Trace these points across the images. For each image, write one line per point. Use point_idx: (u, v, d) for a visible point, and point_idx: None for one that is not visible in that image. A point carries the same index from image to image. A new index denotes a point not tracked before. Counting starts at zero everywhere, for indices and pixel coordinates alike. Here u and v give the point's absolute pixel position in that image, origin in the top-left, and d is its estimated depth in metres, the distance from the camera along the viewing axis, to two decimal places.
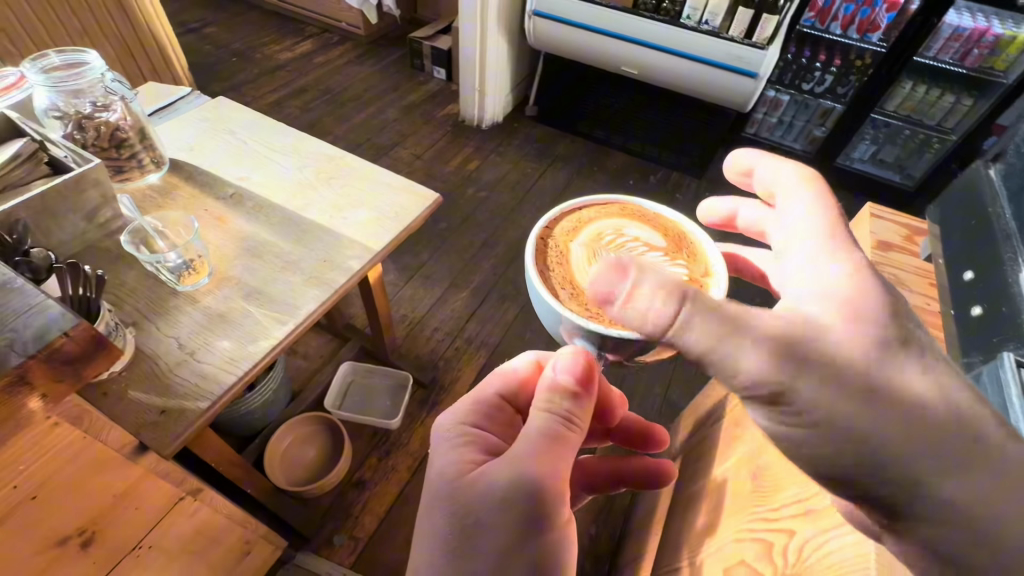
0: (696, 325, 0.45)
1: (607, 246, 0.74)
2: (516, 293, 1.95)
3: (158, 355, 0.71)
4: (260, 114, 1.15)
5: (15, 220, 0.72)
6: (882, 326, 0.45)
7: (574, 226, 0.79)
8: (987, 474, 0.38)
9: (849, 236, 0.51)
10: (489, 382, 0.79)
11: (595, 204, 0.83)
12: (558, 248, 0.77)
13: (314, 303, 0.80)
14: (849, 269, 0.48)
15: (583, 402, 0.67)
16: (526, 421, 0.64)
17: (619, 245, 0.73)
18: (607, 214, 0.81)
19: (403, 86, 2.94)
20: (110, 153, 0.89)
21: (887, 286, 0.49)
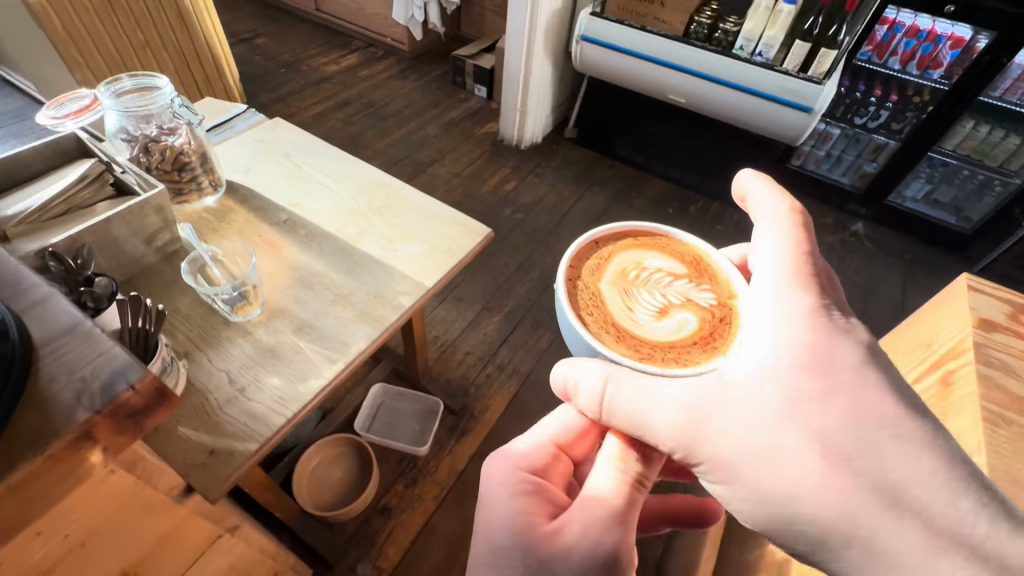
0: (619, 412, 0.62)
1: (632, 284, 0.90)
2: (550, 320, 1.92)
3: (209, 390, 0.70)
4: (313, 137, 1.15)
5: (80, 245, 0.71)
6: (804, 382, 0.54)
7: (598, 265, 0.94)
8: (887, 514, 0.46)
9: (810, 284, 0.60)
10: (546, 428, 0.78)
11: (612, 241, 0.98)
12: (587, 288, 0.90)
13: (364, 342, 0.78)
14: (788, 326, 0.57)
15: (654, 462, 0.66)
16: (598, 481, 0.63)
17: (642, 283, 0.90)
18: (626, 252, 0.95)
19: (444, 103, 2.96)
20: (172, 176, 0.89)
21: (830, 342, 0.55)
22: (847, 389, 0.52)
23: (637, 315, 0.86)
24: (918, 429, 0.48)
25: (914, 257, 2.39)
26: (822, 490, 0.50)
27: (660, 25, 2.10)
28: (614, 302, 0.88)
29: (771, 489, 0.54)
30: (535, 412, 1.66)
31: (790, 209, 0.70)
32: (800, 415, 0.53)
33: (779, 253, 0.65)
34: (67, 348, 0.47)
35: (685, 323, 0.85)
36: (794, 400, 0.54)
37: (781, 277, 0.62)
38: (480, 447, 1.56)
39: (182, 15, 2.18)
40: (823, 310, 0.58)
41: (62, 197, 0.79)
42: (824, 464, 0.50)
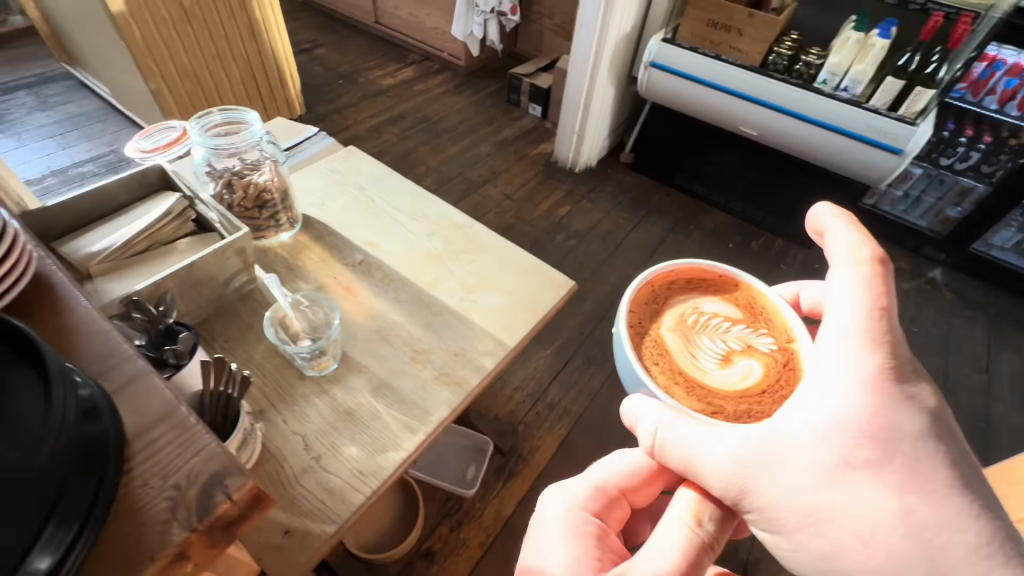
0: (669, 450, 0.57)
1: (693, 331, 0.80)
2: (603, 357, 1.83)
3: (285, 458, 0.65)
4: (385, 168, 1.11)
5: (163, 291, 0.69)
6: (861, 448, 0.47)
7: (654, 310, 0.83)
8: None
9: (879, 334, 0.51)
10: (613, 460, 0.67)
11: (665, 279, 0.86)
12: (648, 336, 0.79)
13: (445, 409, 0.72)
14: (851, 383, 0.49)
15: (727, 525, 0.54)
16: (664, 534, 0.53)
17: (704, 329, 0.80)
18: (681, 293, 0.85)
19: (499, 120, 2.91)
20: (251, 213, 0.85)
21: (895, 411, 0.48)
22: (902, 462, 0.46)
23: (700, 361, 0.76)
24: (964, 503, 0.45)
25: (998, 311, 2.20)
26: (870, 565, 0.45)
27: (735, 55, 2.01)
28: (677, 348, 0.77)
29: (813, 550, 0.48)
30: (586, 457, 1.57)
31: (869, 250, 0.59)
32: (856, 483, 0.47)
33: (854, 295, 0.54)
34: (163, 441, 0.42)
35: (749, 370, 0.76)
36: (845, 468, 0.47)
37: (842, 330, 0.52)
38: (527, 492, 1.48)
39: (254, 30, 2.22)
40: (892, 373, 0.50)
41: (145, 234, 0.76)
42: (876, 539, 0.45)
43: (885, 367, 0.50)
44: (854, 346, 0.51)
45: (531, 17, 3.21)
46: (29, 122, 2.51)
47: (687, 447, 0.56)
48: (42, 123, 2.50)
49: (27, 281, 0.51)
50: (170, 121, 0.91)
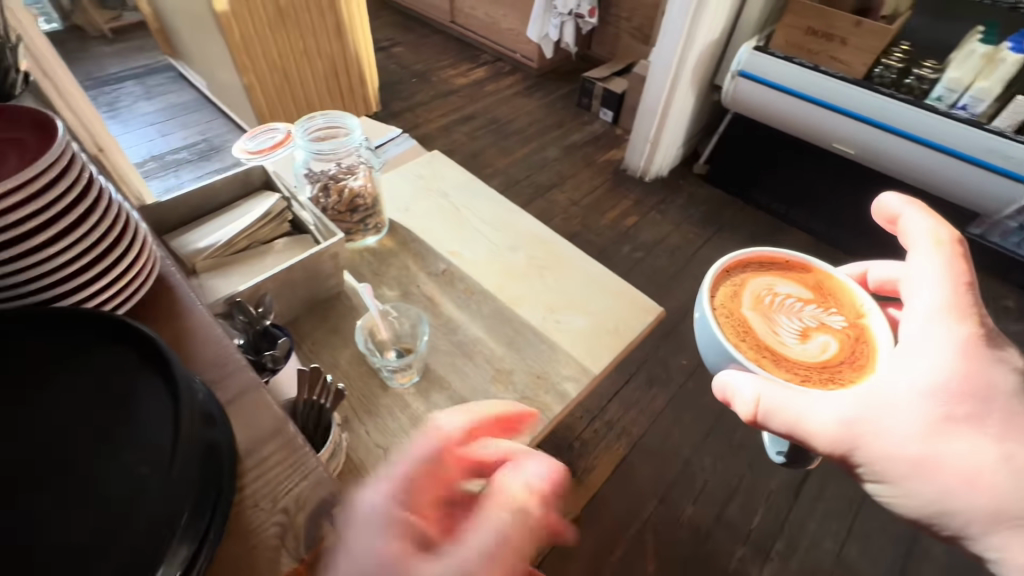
0: (771, 416, 0.52)
1: (772, 311, 0.70)
2: (666, 378, 1.75)
3: (368, 472, 0.64)
4: (468, 174, 1.10)
5: (262, 293, 0.70)
6: (964, 404, 0.46)
7: (731, 291, 0.72)
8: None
9: (969, 301, 0.50)
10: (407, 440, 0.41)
11: (736, 260, 0.76)
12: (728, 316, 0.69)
13: (528, 435, 0.69)
14: (949, 344, 0.47)
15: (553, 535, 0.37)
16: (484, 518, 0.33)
17: (781, 309, 0.70)
18: (751, 273, 0.75)
19: (568, 124, 2.86)
20: (344, 217, 0.86)
21: (990, 369, 0.46)
22: (1004, 417, 0.45)
23: (779, 337, 0.68)
24: None
25: None
26: (983, 504, 0.45)
27: (836, 65, 1.86)
28: (759, 325, 0.68)
29: (924, 496, 0.47)
30: (643, 482, 1.50)
31: (940, 230, 0.55)
32: (964, 433, 0.45)
33: (938, 271, 0.52)
34: (274, 460, 0.41)
35: (824, 343, 0.67)
36: (948, 423, 0.46)
37: (930, 301, 0.51)
38: (580, 512, 1.44)
39: (339, 29, 2.30)
40: (985, 337, 0.48)
41: (246, 233, 0.79)
42: (985, 485, 0.44)
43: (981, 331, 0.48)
44: (948, 309, 0.49)
45: (608, 20, 3.13)
46: (135, 110, 2.72)
47: (789, 408, 0.52)
48: (146, 111, 2.70)
49: (149, 286, 0.53)
50: (276, 124, 0.95)
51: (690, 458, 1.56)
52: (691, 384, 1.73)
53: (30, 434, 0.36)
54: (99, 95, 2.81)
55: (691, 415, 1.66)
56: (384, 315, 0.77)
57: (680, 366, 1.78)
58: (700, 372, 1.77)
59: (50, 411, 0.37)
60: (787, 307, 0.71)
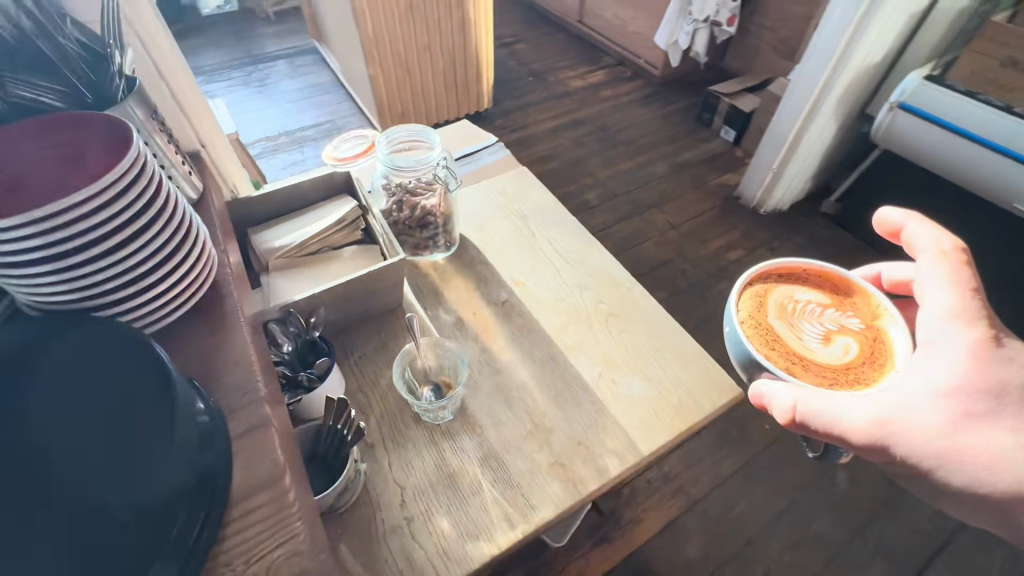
0: (812, 422, 0.54)
1: (795, 318, 0.68)
2: (742, 441, 1.54)
3: (380, 509, 0.62)
4: (551, 197, 1.04)
5: (317, 303, 0.71)
6: (979, 401, 0.50)
7: (754, 302, 0.70)
8: None
9: (979, 309, 0.53)
10: None
11: (756, 272, 0.73)
12: (754, 327, 0.67)
13: (552, 508, 0.63)
14: (962, 351, 0.51)
15: None
16: None
17: (804, 316, 0.69)
18: (769, 283, 0.72)
19: (683, 140, 2.65)
20: (413, 232, 0.85)
21: (1002, 368, 0.50)
22: (1016, 411, 0.49)
23: (805, 342, 0.66)
24: None
25: None
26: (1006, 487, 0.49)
27: None
28: (783, 332, 0.67)
29: (954, 482, 0.51)
30: (692, 552, 1.35)
31: (937, 243, 0.58)
32: (981, 428, 0.49)
33: (946, 281, 0.56)
34: (258, 517, 0.40)
35: (843, 344, 0.66)
36: (964, 419, 0.50)
37: (943, 310, 0.54)
38: (616, 566, 1.33)
39: (464, 26, 2.33)
40: (993, 340, 0.52)
41: (319, 237, 0.80)
42: (1003, 467, 0.49)
43: (991, 335, 0.52)
44: (961, 319, 0.53)
45: (750, 28, 2.84)
46: (279, 86, 3.01)
47: (826, 407, 0.53)
48: (287, 88, 2.98)
49: (191, 302, 0.53)
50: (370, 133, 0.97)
51: (754, 540, 1.37)
52: (772, 455, 1.52)
53: (16, 455, 0.34)
54: (253, 70, 3.14)
55: (765, 490, 1.46)
56: (429, 345, 0.74)
57: (763, 431, 1.56)
58: (785, 442, 1.54)
59: (39, 434, 0.35)
60: (809, 313, 0.69)
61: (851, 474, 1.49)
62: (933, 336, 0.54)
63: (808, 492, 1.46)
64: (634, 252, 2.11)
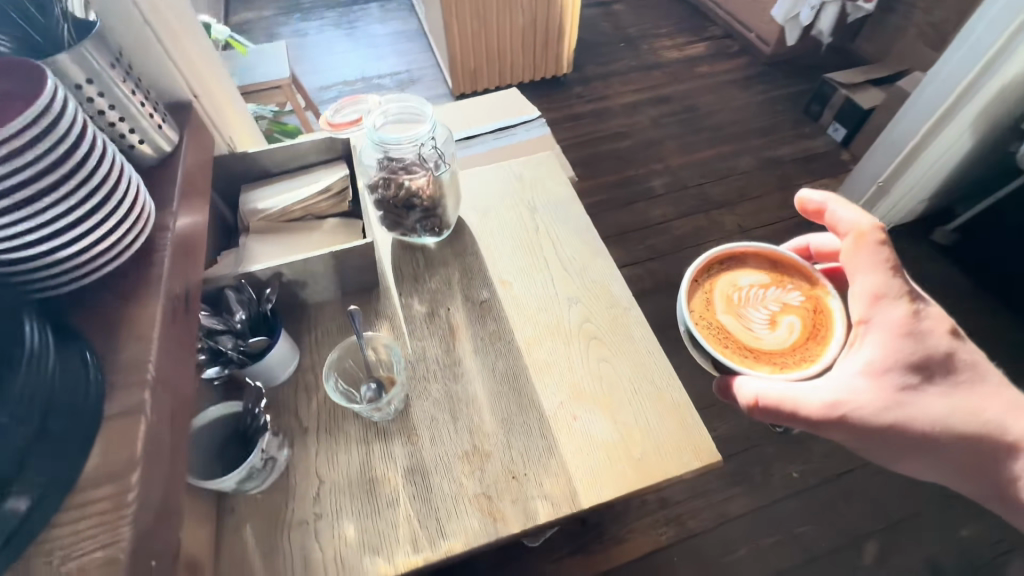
0: (779, 412, 0.60)
1: (740, 306, 0.71)
2: (759, 484, 1.38)
3: (293, 499, 0.61)
4: (570, 188, 0.94)
5: (277, 273, 0.69)
6: (910, 372, 0.59)
7: (702, 295, 0.73)
8: (978, 455, 0.59)
9: (903, 287, 0.61)
10: None
11: (698, 266, 0.75)
12: (703, 321, 0.70)
13: (464, 539, 0.59)
14: (891, 330, 0.59)
15: None
16: None
17: (748, 303, 0.72)
18: (712, 274, 0.75)
19: (781, 132, 2.32)
20: (397, 213, 0.79)
21: (922, 340, 0.59)
22: (933, 374, 0.59)
23: (752, 330, 0.69)
24: (982, 388, 0.60)
25: None
26: (938, 440, 0.59)
27: None
28: (734, 322, 0.70)
29: (901, 444, 0.60)
30: None
31: (853, 225, 0.63)
32: (915, 395, 0.59)
33: (872, 266, 0.61)
34: (96, 516, 0.38)
35: (788, 323, 0.69)
36: (901, 390, 0.59)
37: (875, 293, 0.60)
38: None
39: None
40: (915, 314, 0.60)
41: (302, 204, 0.77)
42: (936, 423, 0.59)
43: (913, 311, 0.60)
44: (888, 300, 0.60)
45: (895, 8, 2.38)
46: (368, 30, 3.01)
47: (784, 393, 0.60)
48: (374, 33, 2.97)
49: (113, 266, 0.51)
50: (366, 99, 0.91)
51: None
52: (792, 506, 1.35)
53: None
54: (346, 11, 3.16)
55: (773, 543, 1.30)
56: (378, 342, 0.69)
57: (787, 479, 1.39)
58: (810, 498, 1.36)
59: None
60: (752, 299, 0.72)
61: (881, 551, 1.30)
62: (868, 318, 0.61)
63: (823, 557, 1.29)
64: (690, 252, 1.91)
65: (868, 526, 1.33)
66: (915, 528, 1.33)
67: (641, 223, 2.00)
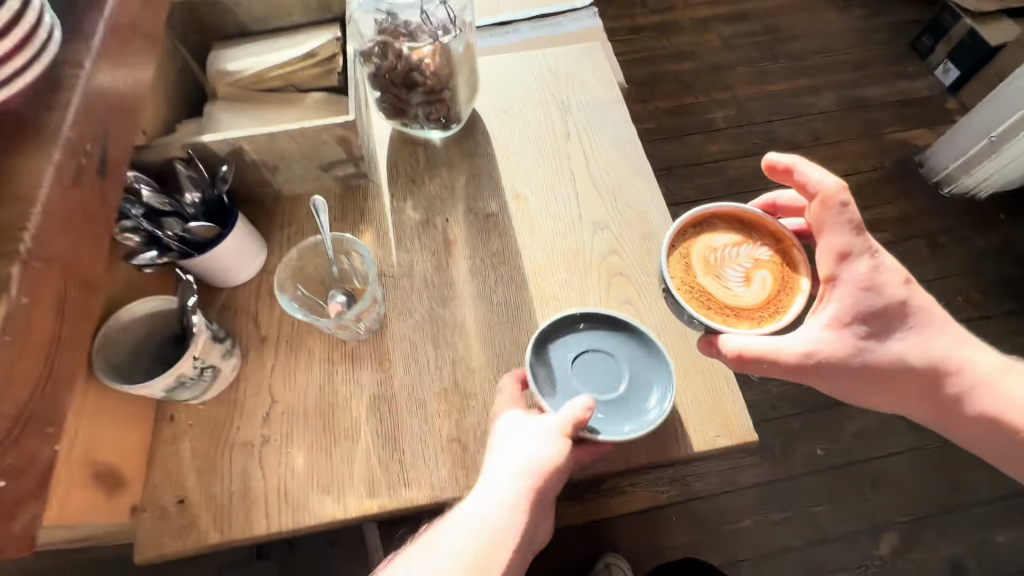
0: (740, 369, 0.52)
1: (708, 262, 0.55)
2: (778, 457, 1.26)
3: (239, 417, 0.52)
4: (616, 90, 0.75)
5: (240, 151, 0.56)
6: (868, 323, 0.51)
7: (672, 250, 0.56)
8: (930, 397, 0.55)
9: (870, 243, 0.50)
10: None
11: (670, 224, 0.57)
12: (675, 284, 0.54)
13: (425, 486, 0.50)
14: (851, 284, 0.50)
15: None
16: None
17: (716, 257, 0.55)
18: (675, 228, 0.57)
19: (880, 63, 1.93)
20: (393, 93, 0.63)
21: (884, 292, 0.50)
22: (894, 323, 0.52)
23: (729, 286, 0.54)
24: (940, 333, 0.54)
25: None
26: (893, 385, 0.54)
27: None
28: (707, 278, 0.54)
29: (855, 393, 0.55)
30: (669, 546, 1.17)
31: (821, 185, 0.50)
32: (873, 346, 0.52)
33: (831, 222, 0.50)
34: None
35: (762, 277, 0.55)
36: (856, 342, 0.52)
37: (843, 249, 0.50)
38: (578, 526, 1.17)
39: None
40: (881, 267, 0.50)
41: (281, 68, 0.62)
42: (892, 372, 0.53)
43: (877, 261, 0.51)
44: (855, 251, 0.50)
45: None
46: None
47: (764, 347, 0.49)
48: None
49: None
50: None
51: (744, 562, 1.17)
52: (810, 485, 1.24)
53: None
54: None
55: (782, 519, 1.21)
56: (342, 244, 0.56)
57: (810, 456, 1.27)
58: (831, 479, 1.25)
59: None
60: (722, 252, 0.55)
61: (899, 544, 1.19)
62: (836, 275, 0.51)
63: (834, 540, 1.20)
64: (743, 198, 1.64)
65: (890, 516, 1.22)
66: (944, 525, 1.21)
67: (692, 159, 1.72)
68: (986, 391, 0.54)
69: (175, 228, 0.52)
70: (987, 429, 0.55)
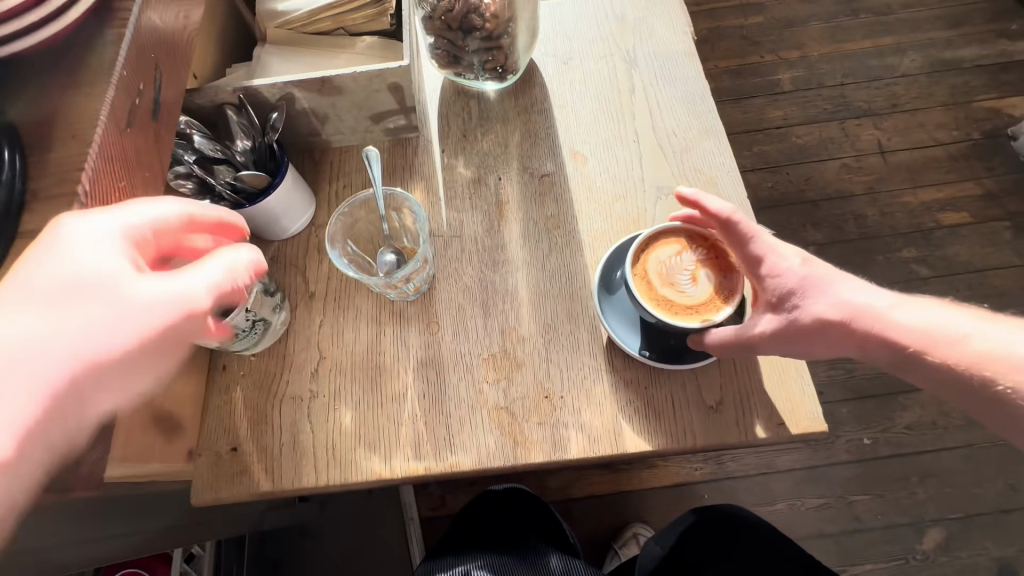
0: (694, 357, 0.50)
1: (662, 269, 0.49)
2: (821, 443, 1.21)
3: (289, 370, 0.52)
4: (689, 41, 0.68)
5: (291, 97, 0.54)
6: (780, 299, 0.48)
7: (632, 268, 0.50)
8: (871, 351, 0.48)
9: (768, 241, 0.49)
10: None
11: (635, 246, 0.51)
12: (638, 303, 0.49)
13: (468, 453, 0.49)
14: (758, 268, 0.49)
15: None
16: None
17: (667, 262, 0.50)
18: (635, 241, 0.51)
19: (983, 12, 1.68)
20: (445, 36, 0.59)
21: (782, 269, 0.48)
22: (806, 287, 0.48)
23: (686, 288, 0.49)
24: (857, 290, 0.49)
25: None
26: (829, 346, 0.48)
27: None
28: (660, 285, 0.49)
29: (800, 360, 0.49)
30: None
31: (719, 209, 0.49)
32: (792, 314, 0.47)
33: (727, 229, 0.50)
34: None
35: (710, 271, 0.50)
36: (778, 317, 0.48)
37: (745, 253, 0.49)
38: (608, 494, 1.16)
39: None
40: (778, 255, 0.48)
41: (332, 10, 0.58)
42: (825, 338, 0.47)
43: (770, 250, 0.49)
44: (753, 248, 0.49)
45: None
46: None
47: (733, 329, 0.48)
48: None
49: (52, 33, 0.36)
50: None
51: None
52: (853, 474, 1.19)
53: None
54: None
55: (819, 505, 1.17)
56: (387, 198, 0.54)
57: (856, 445, 1.20)
58: (877, 470, 1.19)
59: None
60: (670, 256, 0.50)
61: (943, 538, 1.15)
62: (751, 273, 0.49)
63: (874, 531, 1.16)
64: (806, 169, 1.49)
65: (938, 511, 1.16)
66: (996, 527, 1.15)
67: (752, 124, 1.56)
68: (902, 328, 0.48)
69: (227, 175, 0.51)
70: (907, 364, 0.48)
